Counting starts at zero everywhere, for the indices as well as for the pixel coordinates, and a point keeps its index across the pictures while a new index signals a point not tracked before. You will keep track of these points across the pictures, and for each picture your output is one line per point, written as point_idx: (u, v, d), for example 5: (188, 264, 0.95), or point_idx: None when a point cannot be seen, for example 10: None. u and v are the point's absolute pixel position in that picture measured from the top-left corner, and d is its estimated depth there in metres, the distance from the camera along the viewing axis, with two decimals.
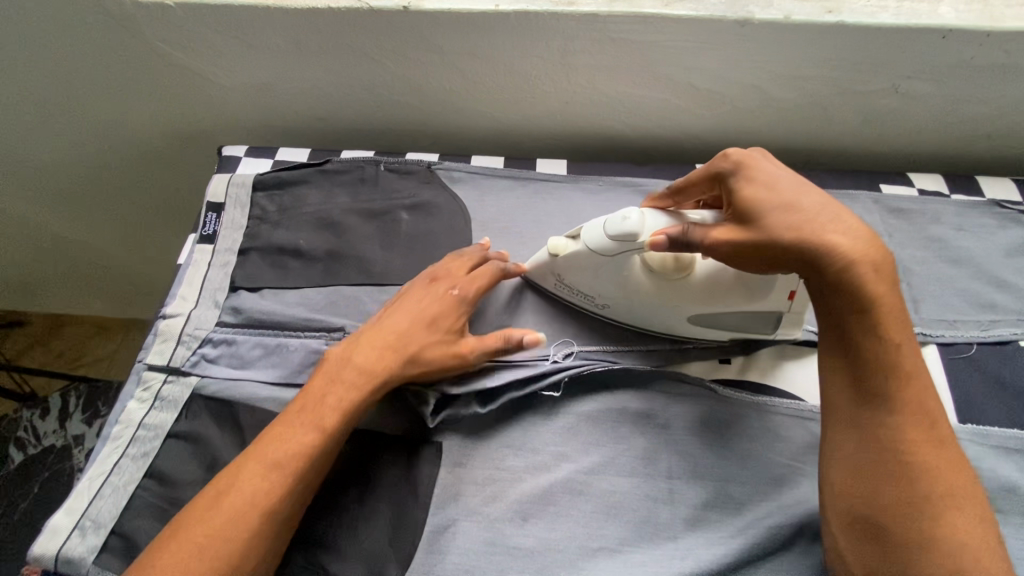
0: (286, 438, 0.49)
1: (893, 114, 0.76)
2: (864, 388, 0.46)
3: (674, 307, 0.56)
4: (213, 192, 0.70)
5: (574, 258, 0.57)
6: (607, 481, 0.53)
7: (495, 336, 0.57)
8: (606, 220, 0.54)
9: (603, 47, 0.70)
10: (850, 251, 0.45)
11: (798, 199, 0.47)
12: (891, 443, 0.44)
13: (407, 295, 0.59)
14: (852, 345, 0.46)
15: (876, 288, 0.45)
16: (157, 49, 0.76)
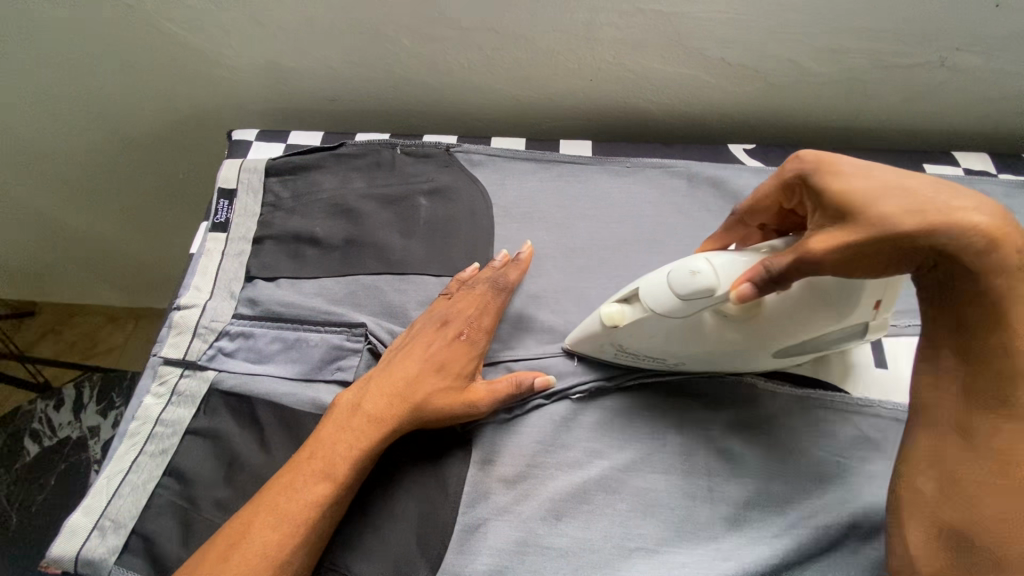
0: (336, 447, 0.49)
1: (938, 89, 0.72)
2: (987, 394, 0.40)
3: (753, 346, 0.49)
4: (225, 178, 0.68)
5: (635, 325, 0.49)
6: (642, 479, 0.51)
7: (506, 381, 0.53)
8: (670, 275, 0.45)
9: (631, 20, 0.66)
10: (991, 236, 0.38)
11: (910, 177, 0.39)
12: (1008, 452, 0.40)
13: (415, 337, 0.55)
14: (975, 343, 0.41)
15: (1003, 283, 0.39)
16: (161, 28, 0.73)
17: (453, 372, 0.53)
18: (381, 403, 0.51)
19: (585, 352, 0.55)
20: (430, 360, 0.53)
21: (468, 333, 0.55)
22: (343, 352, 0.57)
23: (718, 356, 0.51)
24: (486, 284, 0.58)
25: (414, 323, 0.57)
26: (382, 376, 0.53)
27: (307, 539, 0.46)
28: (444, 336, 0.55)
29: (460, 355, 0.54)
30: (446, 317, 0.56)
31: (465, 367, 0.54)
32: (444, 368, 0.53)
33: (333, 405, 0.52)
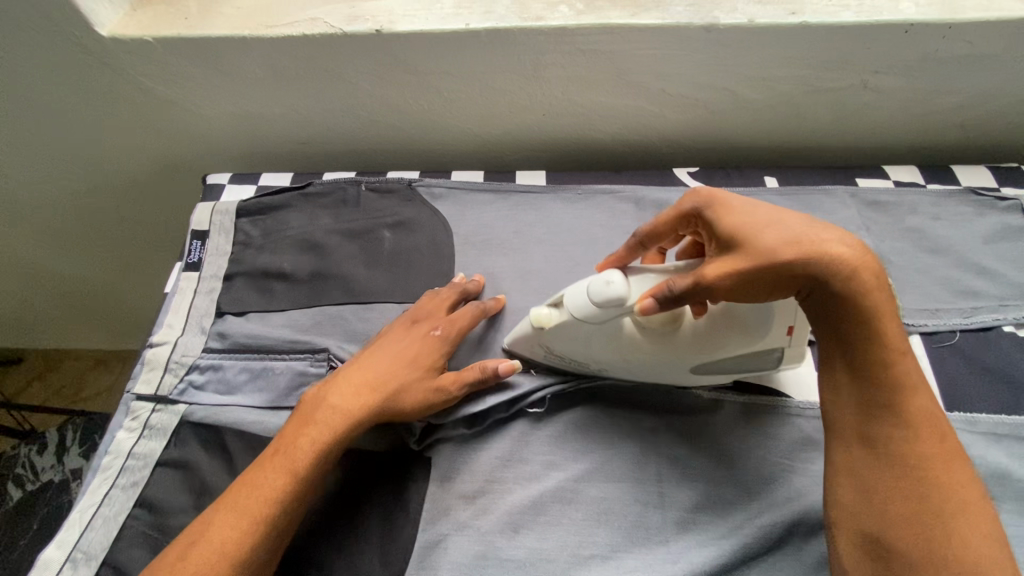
0: (288, 457, 0.49)
1: (865, 109, 0.77)
2: (877, 399, 0.44)
3: (669, 362, 0.53)
4: (198, 220, 0.71)
5: (558, 328, 0.53)
6: (596, 488, 0.53)
7: (472, 367, 0.56)
8: (588, 288, 0.50)
9: (574, 59, 0.71)
10: (861, 260, 0.44)
11: (783, 210, 0.46)
12: (899, 456, 0.43)
13: (387, 334, 0.58)
14: (855, 356, 0.45)
15: (879, 298, 0.44)
16: (138, 84, 0.78)
17: (425, 365, 0.56)
18: (351, 397, 0.52)
19: (521, 351, 0.59)
20: (402, 354, 0.56)
21: (440, 329, 0.58)
22: (308, 379, 0.59)
23: (632, 363, 0.54)
24: (453, 292, 0.62)
25: (387, 327, 0.60)
26: (354, 370, 0.55)
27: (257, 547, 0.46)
28: (417, 332, 0.58)
29: (429, 349, 0.57)
30: (417, 316, 0.59)
31: (436, 359, 0.57)
32: (417, 361, 0.56)
33: (301, 403, 0.54)
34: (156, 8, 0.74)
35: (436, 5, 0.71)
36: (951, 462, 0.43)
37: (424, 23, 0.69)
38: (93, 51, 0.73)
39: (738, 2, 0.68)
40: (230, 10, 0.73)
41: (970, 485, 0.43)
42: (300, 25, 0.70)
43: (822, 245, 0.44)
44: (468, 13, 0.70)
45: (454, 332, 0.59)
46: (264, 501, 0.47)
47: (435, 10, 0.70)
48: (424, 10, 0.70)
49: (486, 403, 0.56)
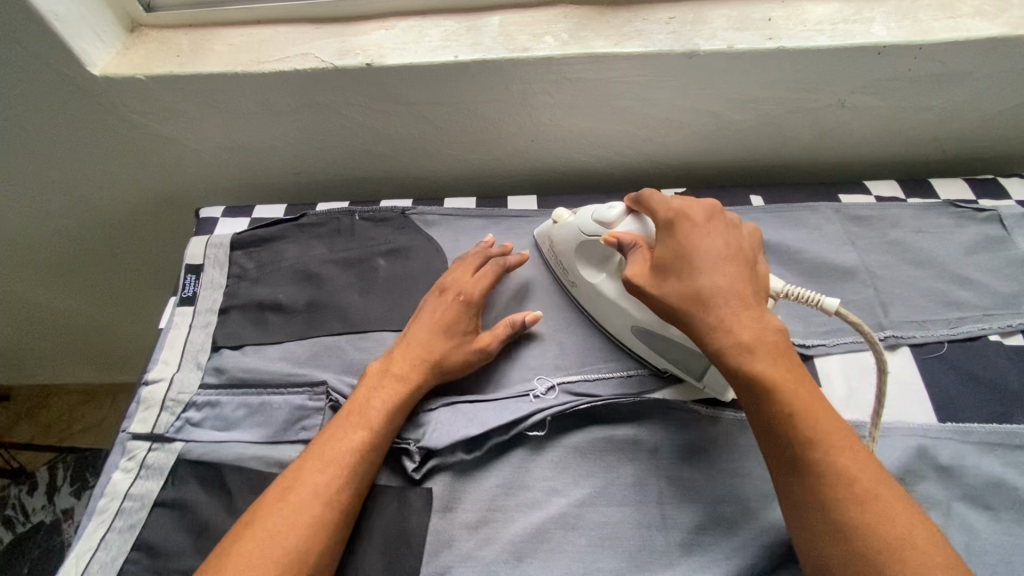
0: (316, 472, 0.50)
1: (844, 127, 0.79)
2: (780, 453, 0.47)
3: (617, 304, 0.61)
4: (192, 254, 0.72)
5: (565, 228, 0.66)
6: (599, 512, 0.53)
7: (501, 324, 0.62)
8: (598, 209, 0.62)
9: (561, 87, 0.73)
10: (734, 326, 0.49)
11: (698, 264, 0.52)
12: (818, 505, 0.44)
13: (421, 311, 0.63)
14: (756, 412, 0.48)
15: (756, 359, 0.48)
16: (130, 121, 0.78)
17: (458, 332, 0.61)
18: (407, 366, 0.58)
19: (542, 246, 0.72)
20: (435, 323, 0.61)
21: (466, 296, 0.63)
22: (307, 412, 0.59)
23: (594, 297, 0.64)
24: (479, 256, 0.68)
25: (421, 300, 0.66)
26: (401, 349, 0.60)
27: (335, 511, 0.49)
28: (444, 302, 0.63)
29: (458, 316, 0.62)
30: (445, 284, 0.64)
31: (467, 324, 0.62)
32: (450, 330, 0.61)
33: (355, 387, 0.58)
34: (148, 47, 0.75)
35: (425, 39, 0.73)
36: (874, 507, 0.42)
37: (413, 57, 0.71)
38: (85, 90, 0.74)
39: (717, 29, 0.70)
40: (222, 47, 0.74)
41: (904, 530, 0.41)
42: (292, 61, 0.71)
43: (709, 309, 0.50)
44: (457, 45, 0.72)
45: (478, 295, 0.64)
46: (337, 470, 0.51)
47: (424, 44, 0.72)
48: (413, 44, 0.72)
49: (485, 428, 0.56)
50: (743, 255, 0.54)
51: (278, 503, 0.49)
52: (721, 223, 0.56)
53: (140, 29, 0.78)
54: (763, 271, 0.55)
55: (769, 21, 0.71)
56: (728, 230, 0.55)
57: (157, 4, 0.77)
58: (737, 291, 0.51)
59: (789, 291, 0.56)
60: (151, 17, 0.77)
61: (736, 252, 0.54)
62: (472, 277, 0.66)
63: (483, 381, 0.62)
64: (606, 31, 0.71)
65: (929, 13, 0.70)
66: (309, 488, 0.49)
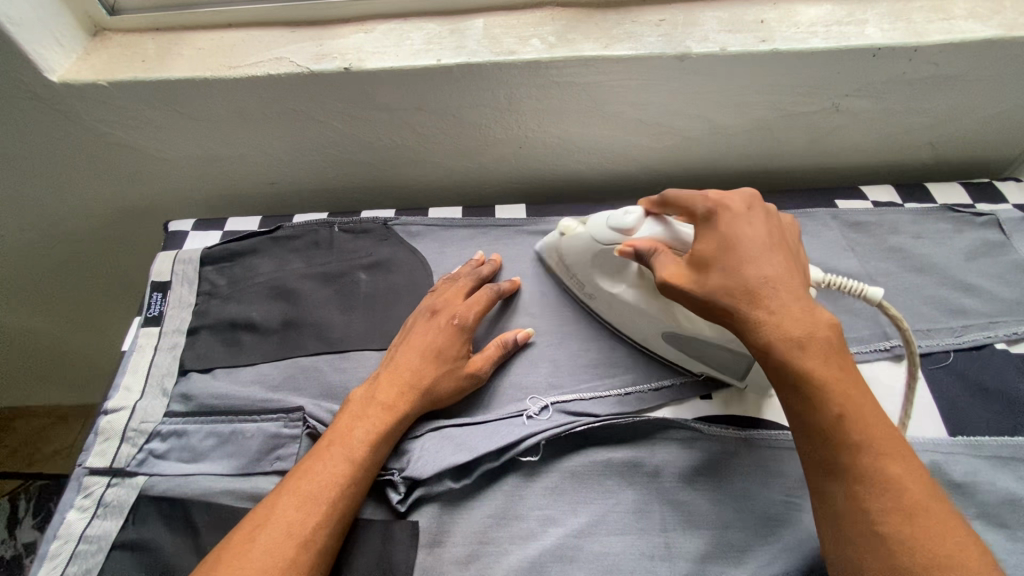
0: (291, 509, 0.46)
1: (838, 131, 0.77)
2: (824, 454, 0.44)
3: (642, 310, 0.58)
4: (159, 271, 0.67)
5: (575, 239, 0.63)
6: (598, 543, 0.50)
7: (494, 346, 0.60)
8: (610, 218, 0.59)
9: (549, 92, 0.70)
10: (785, 327, 0.46)
11: (744, 261, 0.49)
12: (862, 513, 0.41)
13: (411, 331, 0.59)
14: (802, 412, 0.45)
15: (807, 359, 0.45)
16: (92, 129, 0.74)
17: (450, 356, 0.57)
18: (390, 392, 0.54)
19: (544, 256, 0.69)
20: (427, 347, 0.57)
21: (459, 318, 0.59)
22: (282, 440, 0.55)
23: (615, 304, 0.61)
24: (470, 277, 0.64)
25: (410, 318, 0.62)
26: (389, 372, 0.56)
27: (324, 550, 0.46)
28: (437, 324, 0.59)
29: (451, 340, 0.58)
30: (436, 307, 0.61)
31: (459, 348, 0.58)
32: (441, 354, 0.57)
33: (339, 411, 0.54)
34: (112, 52, 0.71)
35: (406, 42, 0.69)
36: (923, 517, 0.40)
37: (394, 61, 0.67)
38: (42, 97, 0.70)
39: (709, 32, 0.68)
40: (191, 52, 0.70)
41: (958, 545, 0.39)
42: (265, 65, 0.68)
43: (757, 310, 0.47)
44: (440, 48, 0.68)
45: (473, 316, 0.60)
46: (322, 510, 0.46)
47: (405, 47, 0.69)
48: (393, 48, 0.69)
49: (475, 454, 0.52)
50: (788, 249, 0.51)
51: (247, 545, 0.44)
52: (763, 212, 0.53)
53: (104, 33, 0.73)
54: (805, 264, 0.53)
55: (762, 23, 0.69)
56: (768, 222, 0.52)
57: (121, 7, 0.73)
58: (784, 287, 0.47)
59: (833, 279, 0.55)
60: (115, 20, 0.73)
61: (778, 244, 0.50)
62: (465, 298, 0.62)
63: (473, 401, 0.59)
64: (594, 33, 0.69)
65: (922, 15, 0.69)
66: (282, 528, 0.45)
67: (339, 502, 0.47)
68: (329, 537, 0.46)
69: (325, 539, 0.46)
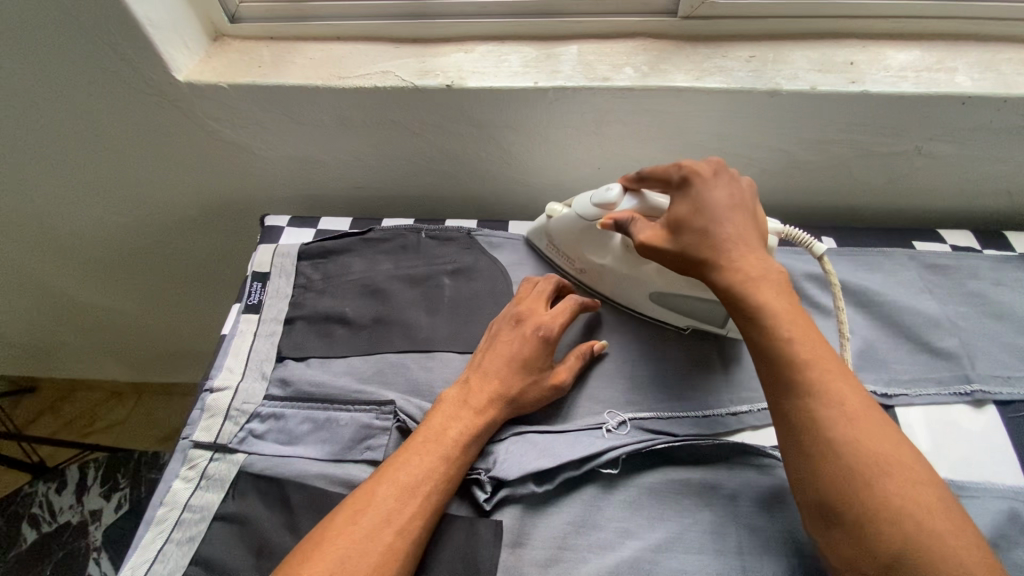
0: (390, 498, 0.49)
1: (918, 174, 0.78)
2: (774, 376, 0.48)
3: (632, 276, 0.65)
4: (259, 262, 0.71)
5: (562, 220, 0.69)
6: (676, 559, 0.51)
7: (574, 357, 0.62)
8: (594, 196, 0.65)
9: (637, 118, 0.73)
10: (739, 265, 0.53)
11: (707, 210, 0.55)
12: (811, 423, 0.45)
13: (498, 338, 0.62)
14: (754, 339, 0.50)
15: (760, 293, 0.51)
16: (204, 126, 0.79)
17: (534, 367, 0.59)
18: (477, 392, 0.57)
19: (536, 241, 0.75)
20: (513, 356, 0.59)
21: (545, 330, 0.61)
22: (373, 431, 0.57)
23: (603, 273, 0.68)
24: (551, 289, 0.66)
25: (495, 324, 0.64)
26: (478, 376, 0.59)
27: (419, 541, 0.48)
28: (522, 333, 0.61)
29: (536, 349, 0.60)
30: (522, 316, 0.63)
31: (543, 359, 0.60)
32: (526, 363, 0.59)
33: (433, 406, 0.57)
34: (231, 57, 0.77)
35: (504, 64, 0.73)
36: (863, 423, 0.44)
37: (494, 81, 0.71)
38: (165, 94, 0.75)
39: (799, 70, 0.70)
40: (304, 61, 0.76)
41: (892, 448, 0.44)
42: (372, 78, 0.72)
43: (717, 251, 0.54)
44: (536, 72, 0.72)
45: (558, 330, 0.62)
46: (420, 500, 0.49)
47: (503, 68, 0.73)
48: (493, 68, 0.73)
49: (558, 462, 0.54)
50: (748, 204, 0.57)
51: (350, 526, 0.47)
52: (729, 176, 0.59)
53: (223, 39, 0.79)
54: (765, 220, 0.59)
55: (851, 65, 0.71)
56: (733, 182, 0.58)
57: (241, 16, 0.79)
58: (743, 235, 0.54)
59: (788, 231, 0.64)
60: (235, 27, 0.79)
61: (743, 201, 0.57)
62: (548, 310, 0.65)
63: (551, 410, 0.61)
64: (686, 66, 0.71)
65: (1013, 67, 0.70)
66: (383, 515, 0.48)
67: (436, 495, 0.50)
68: (423, 523, 0.49)
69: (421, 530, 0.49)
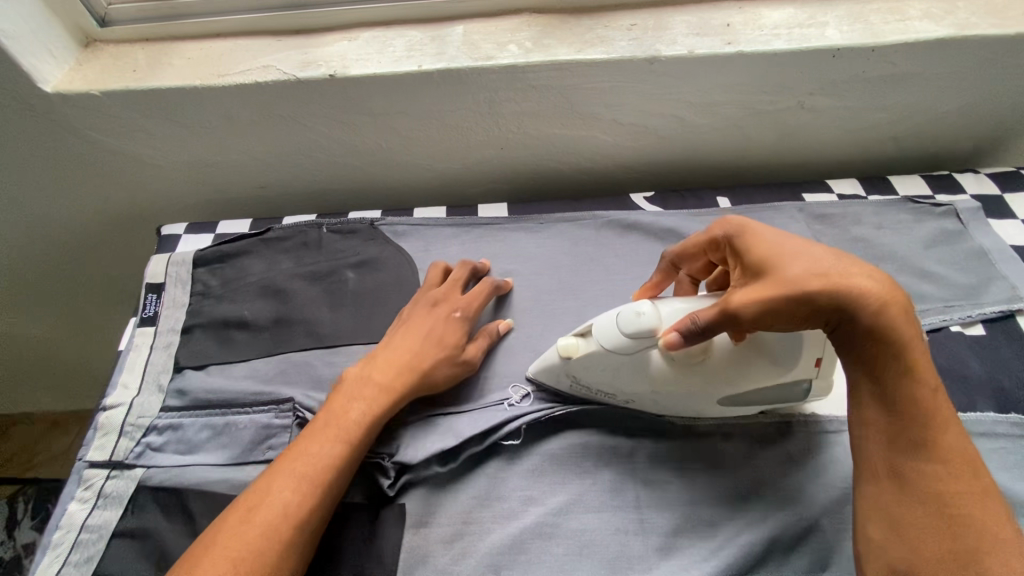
0: (286, 490, 0.48)
1: (805, 128, 0.81)
2: (909, 436, 0.44)
3: (697, 391, 0.53)
4: (153, 273, 0.69)
5: (586, 357, 0.54)
6: (577, 520, 0.53)
7: (484, 334, 0.63)
8: (620, 321, 0.51)
9: (527, 95, 0.74)
10: (890, 299, 0.44)
11: (814, 247, 0.47)
12: (935, 491, 0.43)
13: (413, 317, 0.62)
14: (891, 393, 0.45)
15: (909, 339, 0.45)
16: (85, 137, 0.76)
17: (449, 345, 0.59)
18: (389, 372, 0.56)
19: (545, 381, 0.59)
20: (429, 335, 0.59)
21: (460, 311, 0.62)
22: (274, 430, 0.57)
23: (659, 393, 0.54)
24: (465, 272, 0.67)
25: (410, 305, 0.64)
26: (389, 355, 0.58)
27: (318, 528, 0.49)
28: (439, 314, 0.61)
29: (454, 330, 0.61)
30: (439, 299, 0.63)
31: (459, 339, 0.60)
32: (442, 342, 0.59)
33: (337, 386, 0.56)
34: (104, 62, 0.73)
35: (389, 48, 0.72)
36: (987, 499, 0.43)
37: (377, 67, 0.70)
38: (36, 107, 0.72)
39: (678, 35, 0.71)
40: (181, 61, 0.73)
41: (1008, 526, 0.42)
42: (253, 74, 0.71)
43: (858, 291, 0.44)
44: (421, 55, 0.71)
45: (474, 310, 0.63)
46: (321, 489, 0.49)
47: (387, 53, 0.72)
48: (377, 55, 0.72)
49: (460, 438, 0.55)
50: None
51: (243, 522, 0.46)
52: None
53: (95, 44, 0.76)
54: None
55: (727, 26, 0.72)
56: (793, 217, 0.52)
57: (112, 19, 0.76)
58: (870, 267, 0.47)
59: None
60: (106, 31, 0.75)
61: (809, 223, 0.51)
62: (461, 293, 0.65)
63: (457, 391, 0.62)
64: (569, 38, 0.72)
65: (880, 16, 0.72)
66: (278, 510, 0.47)
67: (337, 481, 0.50)
68: (319, 513, 0.49)
69: (316, 525, 0.49)
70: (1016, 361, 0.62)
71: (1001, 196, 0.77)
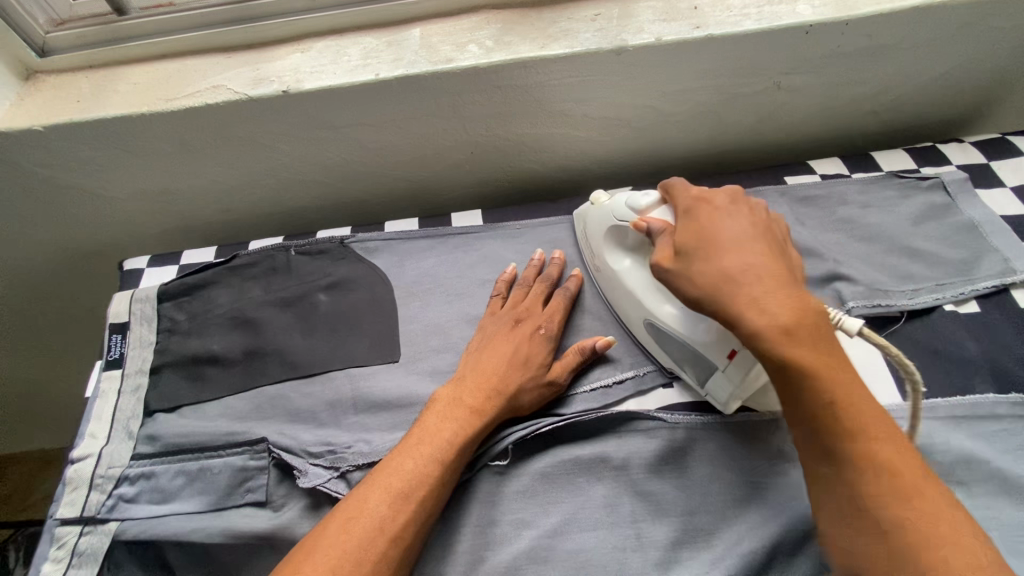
0: (382, 505, 0.48)
1: (783, 107, 0.78)
2: (820, 446, 0.42)
3: (634, 294, 0.59)
4: (115, 312, 0.66)
5: (601, 212, 0.64)
6: (572, 541, 0.51)
7: (573, 352, 0.59)
8: (631, 198, 0.59)
9: (493, 96, 0.71)
10: (765, 310, 0.43)
11: (715, 247, 0.47)
12: (858, 495, 0.40)
13: (494, 335, 0.60)
14: (800, 408, 0.42)
15: (791, 352, 0.42)
16: (34, 173, 0.72)
17: (535, 364, 0.58)
18: (476, 391, 0.55)
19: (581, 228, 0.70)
20: (514, 355, 0.58)
21: (545, 328, 0.61)
22: (250, 472, 0.55)
23: (616, 283, 0.62)
24: (545, 284, 0.65)
25: (490, 312, 0.64)
26: (474, 374, 0.57)
27: (411, 547, 0.47)
28: (523, 333, 0.60)
29: (539, 347, 0.59)
30: (521, 316, 0.62)
31: (544, 360, 0.58)
32: (528, 363, 0.57)
33: (433, 401, 0.56)
34: (47, 95, 0.70)
35: (343, 58, 0.69)
36: (925, 504, 0.38)
37: (334, 79, 0.67)
38: None
39: (644, 22, 0.68)
40: (126, 87, 0.69)
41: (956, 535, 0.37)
42: (202, 95, 0.67)
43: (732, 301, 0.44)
44: (377, 62, 0.68)
45: (557, 327, 0.61)
46: (415, 506, 0.48)
47: (343, 63, 0.68)
48: (332, 65, 0.68)
49: None
50: (769, 231, 0.49)
51: (338, 535, 0.46)
52: (746, 205, 0.51)
53: (37, 76, 0.72)
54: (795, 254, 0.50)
55: (694, 9, 0.69)
56: (746, 211, 0.50)
57: (52, 48, 0.72)
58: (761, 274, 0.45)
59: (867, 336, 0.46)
60: (46, 62, 0.72)
61: (769, 233, 0.49)
62: (544, 307, 0.63)
63: None
64: (532, 33, 0.69)
65: None
66: (373, 524, 0.47)
67: (429, 500, 0.49)
68: (414, 529, 0.47)
69: (405, 551, 0.47)
70: (1012, 337, 0.60)
71: (987, 165, 0.75)
